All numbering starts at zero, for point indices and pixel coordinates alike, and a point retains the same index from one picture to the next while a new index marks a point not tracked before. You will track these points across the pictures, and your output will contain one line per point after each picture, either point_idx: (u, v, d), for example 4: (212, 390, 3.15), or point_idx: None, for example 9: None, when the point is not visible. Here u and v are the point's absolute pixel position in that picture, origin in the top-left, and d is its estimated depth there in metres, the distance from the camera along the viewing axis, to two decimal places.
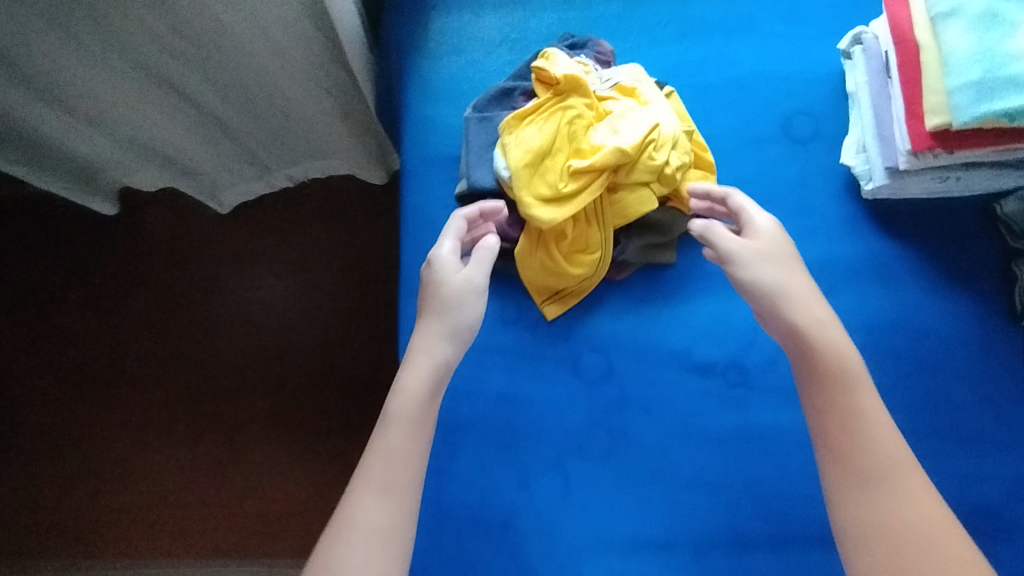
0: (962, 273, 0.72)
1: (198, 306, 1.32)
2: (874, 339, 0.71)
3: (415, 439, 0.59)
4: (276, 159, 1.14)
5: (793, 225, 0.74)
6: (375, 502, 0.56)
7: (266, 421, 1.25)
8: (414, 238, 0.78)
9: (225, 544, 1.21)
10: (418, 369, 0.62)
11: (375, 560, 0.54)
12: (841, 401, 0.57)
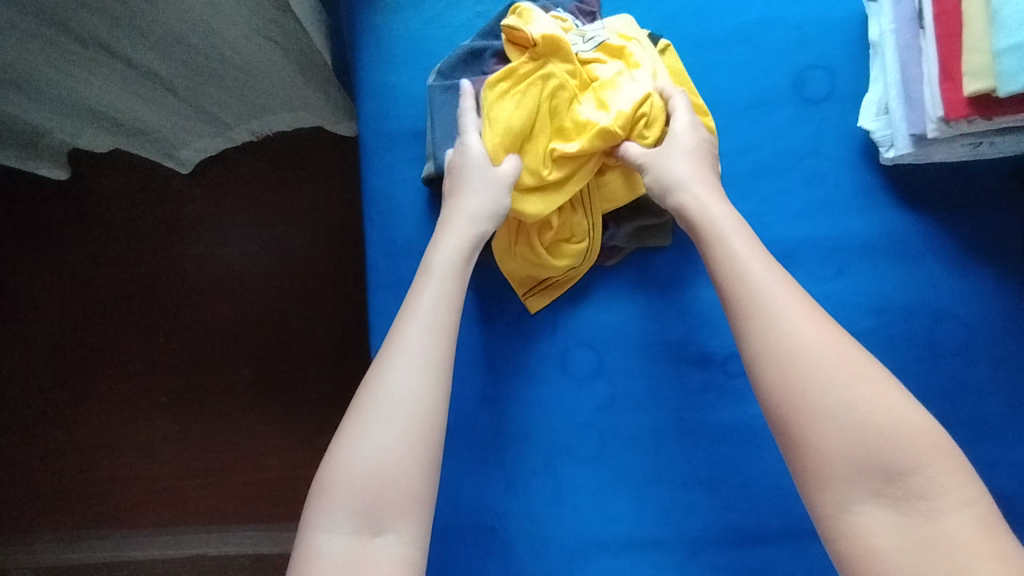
0: (986, 248, 0.65)
1: (166, 279, 1.24)
2: (888, 322, 0.65)
3: (455, 288, 0.59)
4: (234, 113, 1.03)
5: (801, 198, 0.67)
6: (423, 336, 0.55)
7: (247, 398, 1.21)
8: (382, 225, 0.70)
9: (215, 521, 1.19)
10: (454, 236, 0.61)
11: (426, 394, 0.53)
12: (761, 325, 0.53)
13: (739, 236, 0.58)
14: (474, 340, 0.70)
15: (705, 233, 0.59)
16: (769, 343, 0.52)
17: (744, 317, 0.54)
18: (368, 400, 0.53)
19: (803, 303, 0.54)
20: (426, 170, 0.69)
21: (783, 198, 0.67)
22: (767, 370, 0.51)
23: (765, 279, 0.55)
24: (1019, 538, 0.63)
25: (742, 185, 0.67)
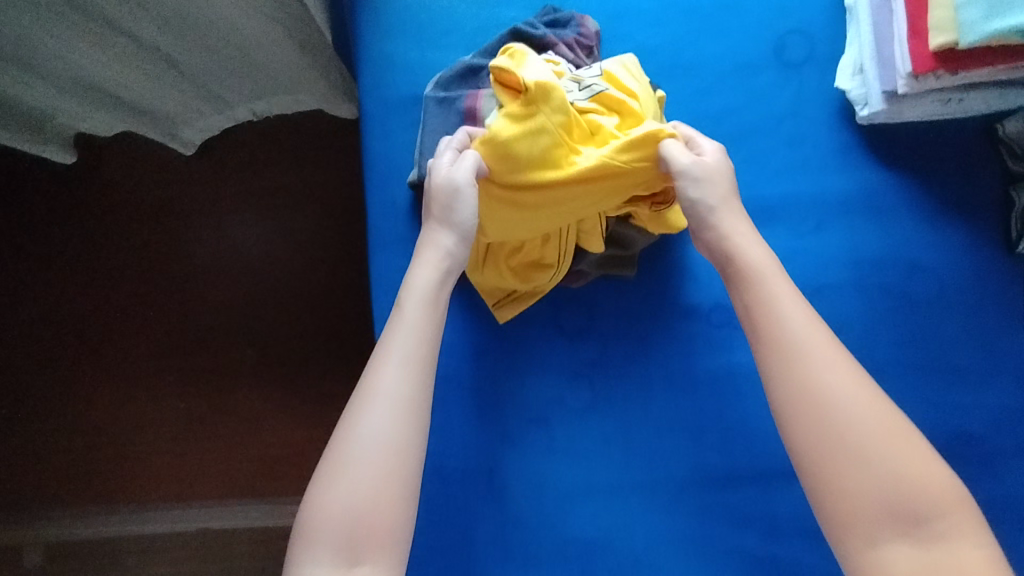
0: (958, 201, 0.68)
1: (173, 258, 1.27)
2: (864, 274, 0.68)
3: (429, 318, 0.60)
4: (235, 91, 1.05)
5: (782, 157, 0.70)
6: (396, 373, 0.57)
7: (251, 371, 1.24)
8: (379, 186, 0.72)
9: (221, 491, 1.22)
10: (426, 267, 0.61)
11: (401, 431, 0.55)
12: (796, 369, 0.54)
13: (774, 276, 0.58)
14: (472, 299, 0.73)
15: (739, 271, 0.59)
16: (799, 390, 0.53)
17: (776, 361, 0.55)
18: (344, 439, 0.55)
19: (836, 351, 0.54)
20: (411, 175, 0.70)
21: (765, 158, 0.70)
22: (797, 416, 0.53)
23: (796, 324, 0.55)
24: (986, 474, 0.67)
25: (726, 146, 0.70)
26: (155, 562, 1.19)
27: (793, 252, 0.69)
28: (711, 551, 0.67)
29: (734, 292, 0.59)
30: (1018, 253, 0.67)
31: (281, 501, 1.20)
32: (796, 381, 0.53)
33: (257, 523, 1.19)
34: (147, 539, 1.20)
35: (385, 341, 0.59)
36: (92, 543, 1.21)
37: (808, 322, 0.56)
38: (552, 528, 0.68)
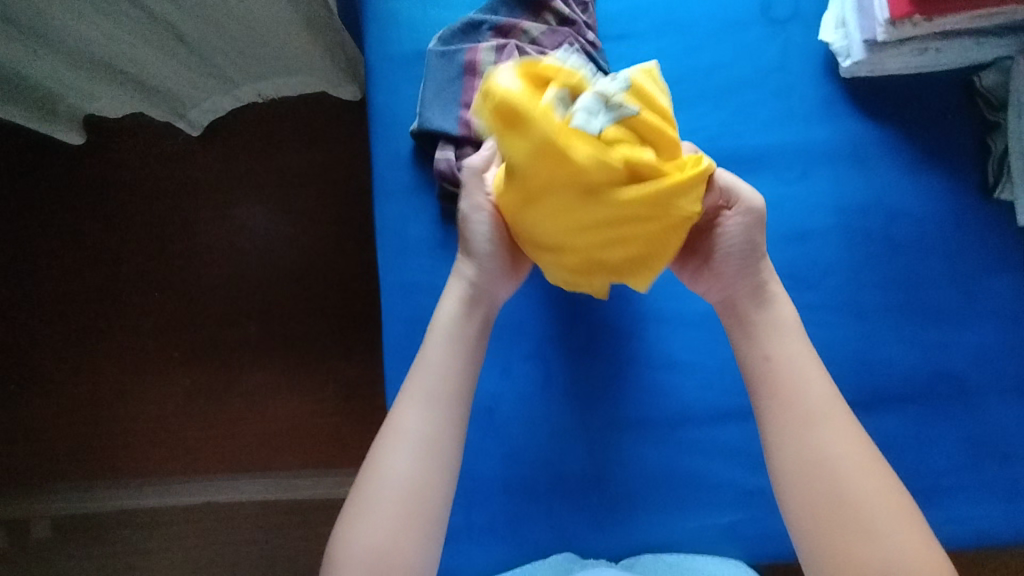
0: (939, 149, 0.71)
1: (181, 238, 1.30)
2: (848, 219, 0.71)
3: (452, 355, 0.63)
4: (242, 71, 1.10)
5: (769, 109, 0.73)
6: (420, 412, 0.60)
7: (257, 342, 1.27)
8: (384, 138, 0.75)
9: (226, 461, 1.24)
10: (451, 303, 0.64)
11: (421, 469, 0.59)
12: (794, 433, 0.57)
13: (795, 340, 0.61)
14: None
15: (764, 326, 0.61)
16: (810, 458, 0.56)
17: (784, 424, 0.58)
18: (370, 474, 0.59)
19: (848, 422, 0.57)
20: (413, 125, 0.73)
21: (753, 109, 0.73)
22: (799, 478, 0.56)
23: (817, 396, 0.58)
24: (965, 409, 0.70)
25: (715, 99, 0.73)
26: (166, 535, 1.24)
27: (780, 200, 0.72)
28: (696, 485, 0.72)
29: (752, 347, 0.61)
30: (995, 198, 0.70)
31: (286, 467, 1.23)
32: (796, 445, 0.57)
33: (263, 497, 1.23)
34: (158, 512, 1.24)
35: (408, 381, 0.62)
36: (104, 517, 1.24)
37: (827, 392, 0.59)
38: (548, 460, 0.72)
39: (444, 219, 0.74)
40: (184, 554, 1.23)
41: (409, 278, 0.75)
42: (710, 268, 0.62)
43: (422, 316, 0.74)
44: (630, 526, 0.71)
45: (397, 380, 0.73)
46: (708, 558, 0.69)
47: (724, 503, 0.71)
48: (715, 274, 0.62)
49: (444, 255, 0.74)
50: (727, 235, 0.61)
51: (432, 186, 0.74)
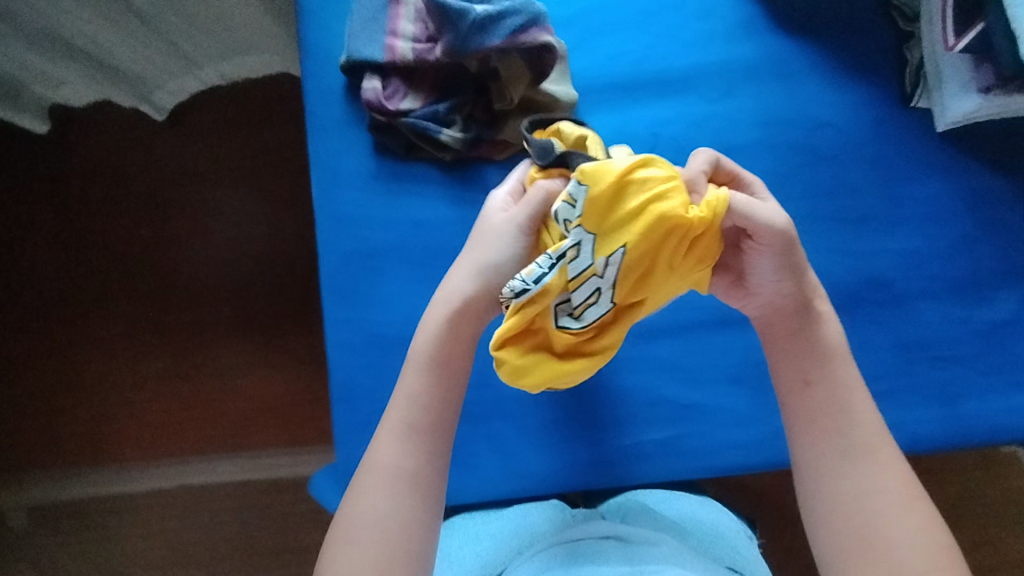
0: (860, 61, 0.73)
1: (138, 210, 1.21)
2: (772, 132, 0.72)
3: (434, 380, 0.58)
4: (201, 48, 1.01)
5: (692, 29, 0.74)
6: (402, 446, 0.56)
7: (201, 318, 1.18)
8: (315, 75, 0.76)
9: (173, 445, 1.16)
10: (437, 310, 0.59)
11: (405, 507, 0.55)
12: (831, 464, 0.54)
13: (844, 361, 0.57)
14: (403, 175, 0.75)
15: (811, 346, 0.57)
16: (848, 490, 0.53)
17: (822, 453, 0.55)
18: (349, 511, 0.55)
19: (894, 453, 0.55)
20: (342, 60, 0.74)
21: (675, 30, 0.75)
22: (834, 506, 0.54)
23: (865, 425, 0.55)
24: (898, 313, 0.70)
25: (639, 23, 0.75)
26: (136, 523, 1.15)
27: (704, 117, 0.73)
28: (635, 401, 0.73)
29: (789, 365, 0.58)
30: (913, 106, 0.71)
31: (237, 449, 1.16)
32: (830, 475, 0.54)
33: (238, 478, 1.15)
34: (128, 500, 1.15)
35: (388, 414, 0.58)
36: (43, 513, 1.15)
37: (876, 422, 0.56)
38: (487, 385, 0.73)
39: (377, 151, 0.75)
40: (157, 544, 1.14)
41: (343, 211, 0.75)
42: (745, 286, 0.57)
43: (358, 248, 0.75)
44: (572, 444, 0.72)
45: (337, 310, 0.75)
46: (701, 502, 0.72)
47: (662, 419, 0.72)
48: (750, 291, 0.57)
49: (378, 187, 0.75)
50: (753, 259, 0.55)
51: (363, 118, 0.76)
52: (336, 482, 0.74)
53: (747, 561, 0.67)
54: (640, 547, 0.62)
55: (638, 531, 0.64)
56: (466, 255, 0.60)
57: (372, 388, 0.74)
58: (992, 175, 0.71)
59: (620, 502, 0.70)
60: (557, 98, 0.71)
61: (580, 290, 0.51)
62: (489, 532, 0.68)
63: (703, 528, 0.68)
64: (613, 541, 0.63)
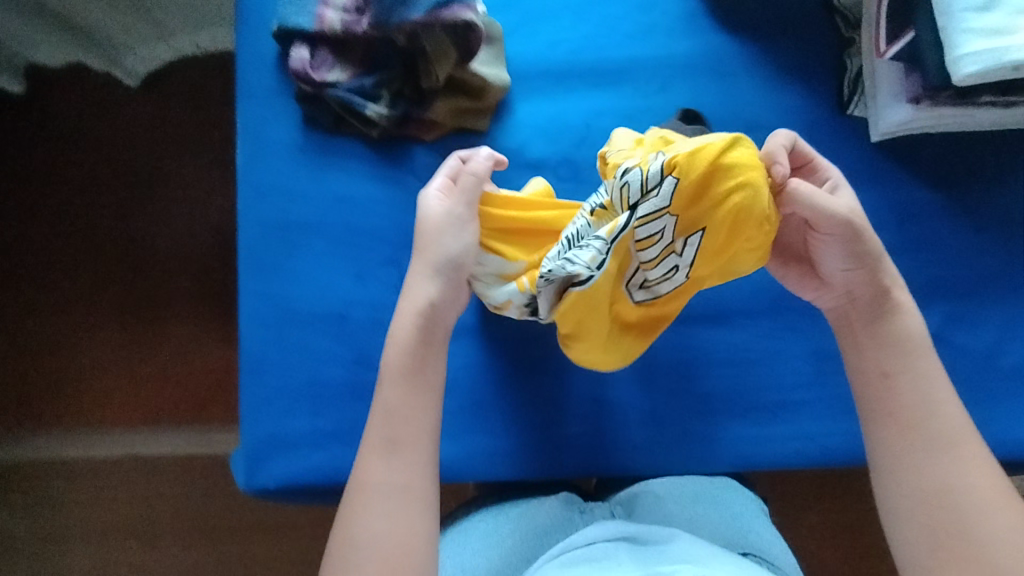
0: (799, 65, 0.72)
1: (98, 160, 1.12)
2: (704, 131, 0.71)
3: (411, 392, 0.56)
4: (170, 13, 0.95)
5: (632, 21, 0.73)
6: (390, 462, 0.53)
7: (127, 282, 1.09)
8: (247, 41, 0.75)
9: (88, 414, 1.07)
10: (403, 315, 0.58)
11: (401, 523, 0.52)
12: (918, 456, 0.52)
13: (926, 356, 0.55)
14: (329, 150, 0.74)
15: (888, 337, 0.56)
16: (936, 486, 0.51)
17: (901, 450, 0.53)
18: (344, 534, 0.52)
19: (981, 451, 0.52)
20: (273, 27, 0.72)
21: (615, 21, 0.73)
22: (920, 505, 0.51)
23: (952, 425, 0.53)
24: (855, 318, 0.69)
25: (579, 11, 0.74)
26: (78, 490, 1.06)
27: (638, 112, 0.72)
28: (547, 397, 0.70)
29: (865, 358, 0.57)
30: (848, 114, 0.70)
31: (156, 425, 1.07)
32: (914, 467, 0.52)
33: (162, 455, 1.06)
34: (74, 466, 1.07)
35: (369, 428, 0.56)
36: None
37: (962, 421, 0.53)
38: None
39: (305, 123, 0.74)
40: (93, 515, 1.06)
41: (267, 182, 0.74)
42: (817, 275, 0.59)
43: (279, 219, 0.73)
44: (478, 435, 0.69)
45: (252, 281, 0.73)
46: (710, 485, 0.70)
47: (574, 416, 0.70)
48: (822, 281, 0.58)
49: (304, 159, 0.74)
50: (820, 249, 0.56)
51: (292, 89, 0.74)
52: (240, 455, 0.72)
53: (762, 544, 0.64)
54: (654, 548, 0.57)
55: (651, 529, 0.60)
56: (420, 257, 0.59)
57: (282, 363, 0.72)
58: (921, 189, 0.70)
59: (630, 494, 0.66)
60: (488, 81, 0.70)
61: (659, 268, 0.57)
62: (496, 536, 0.64)
63: (720, 516, 0.65)
64: (624, 543, 0.58)
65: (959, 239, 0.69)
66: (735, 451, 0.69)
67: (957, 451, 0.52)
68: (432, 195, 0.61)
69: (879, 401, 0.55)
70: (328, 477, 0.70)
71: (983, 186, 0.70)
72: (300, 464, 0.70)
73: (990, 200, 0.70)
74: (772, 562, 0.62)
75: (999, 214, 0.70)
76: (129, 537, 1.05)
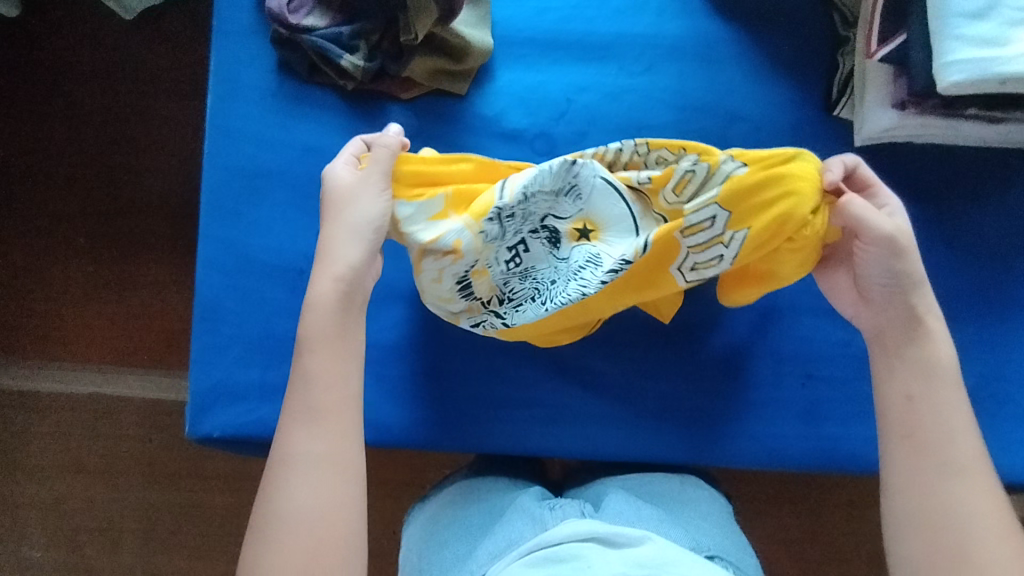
0: (788, 61, 0.70)
1: (83, 81, 1.05)
2: (685, 118, 0.69)
3: (336, 358, 0.54)
4: None
5: None
6: (311, 432, 0.52)
7: (89, 216, 1.03)
8: None
9: (41, 349, 1.02)
10: (323, 279, 0.55)
11: (327, 491, 0.51)
12: (925, 479, 0.52)
13: (949, 385, 0.54)
14: (303, 98, 0.72)
15: (914, 360, 0.55)
16: (937, 504, 0.51)
17: (914, 470, 0.52)
18: (269, 506, 0.51)
19: (986, 479, 0.52)
20: None
21: None
22: (920, 524, 0.51)
23: (963, 454, 0.52)
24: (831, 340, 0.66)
25: None
26: (42, 424, 1.02)
27: (620, 91, 0.70)
28: (499, 373, 0.69)
29: (893, 378, 0.55)
30: (835, 115, 0.69)
31: (108, 368, 1.02)
32: (918, 486, 0.52)
33: (113, 400, 1.01)
34: (40, 400, 1.02)
35: (291, 398, 0.53)
36: None
37: (972, 448, 0.53)
38: None
39: (279, 68, 0.72)
40: (53, 452, 1.02)
41: (235, 125, 0.71)
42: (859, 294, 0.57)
43: (244, 166, 0.71)
44: (427, 403, 0.68)
45: (212, 226, 0.71)
46: (674, 479, 0.70)
47: (527, 394, 0.69)
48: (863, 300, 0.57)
49: (276, 106, 0.72)
50: (862, 259, 0.54)
51: (270, 31, 0.72)
52: (186, 403, 0.71)
53: (726, 546, 0.64)
54: (624, 553, 0.55)
55: (621, 529, 0.58)
56: (333, 225, 0.57)
57: (236, 313, 0.71)
58: (900, 199, 0.68)
59: (603, 492, 0.67)
60: (470, 43, 0.68)
61: (704, 254, 0.57)
62: (464, 525, 0.65)
63: (687, 517, 0.65)
64: (593, 544, 0.56)
65: (931, 254, 0.68)
66: (683, 445, 0.69)
67: (958, 481, 0.51)
68: (340, 172, 0.58)
69: (896, 422, 0.54)
70: (273, 432, 0.70)
71: (962, 203, 0.69)
72: (245, 418, 0.69)
73: (967, 218, 0.69)
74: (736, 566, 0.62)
75: (973, 232, 0.69)
76: (90, 477, 1.01)
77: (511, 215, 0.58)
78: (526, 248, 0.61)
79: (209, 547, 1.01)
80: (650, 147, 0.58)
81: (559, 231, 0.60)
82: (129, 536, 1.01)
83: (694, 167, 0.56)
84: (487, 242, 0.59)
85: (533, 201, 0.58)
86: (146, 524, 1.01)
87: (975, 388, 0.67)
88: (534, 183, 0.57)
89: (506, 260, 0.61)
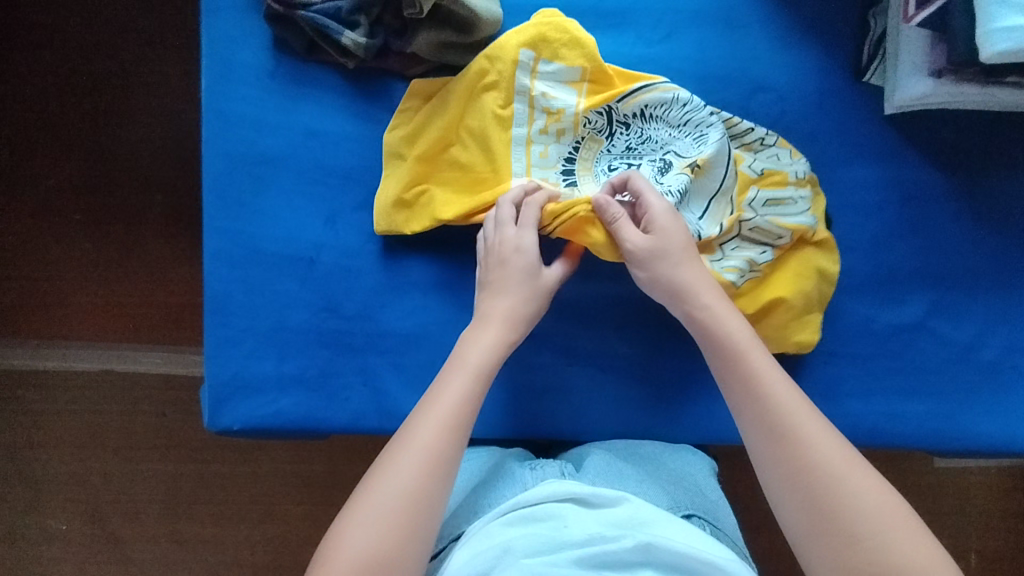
0: (815, 21, 0.67)
1: (59, 48, 0.98)
2: (706, 89, 0.66)
3: (478, 386, 0.54)
4: None
5: None
6: (437, 430, 0.51)
7: (80, 196, 0.98)
8: None
9: (45, 328, 1.00)
10: (483, 339, 0.57)
11: (429, 487, 0.49)
12: (813, 485, 0.48)
13: (796, 400, 0.52)
14: (303, 79, 0.68)
15: (747, 378, 0.53)
16: (806, 487, 0.48)
17: (784, 480, 0.49)
18: (377, 480, 0.50)
19: (820, 424, 0.51)
20: None
21: None
22: (821, 544, 0.47)
23: (818, 433, 0.50)
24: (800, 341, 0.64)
25: None
26: (55, 399, 1.00)
27: (638, 61, 0.67)
28: (517, 358, 0.68)
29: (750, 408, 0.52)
30: (864, 81, 0.66)
31: (114, 346, 0.99)
32: (806, 489, 0.48)
33: (121, 380, 0.99)
34: (54, 377, 1.00)
35: (430, 396, 0.54)
36: None
37: (795, 402, 0.52)
38: (368, 320, 0.69)
39: (275, 45, 0.68)
40: (62, 436, 1.00)
41: (232, 109, 0.68)
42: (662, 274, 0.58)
43: (245, 151, 0.68)
44: None
45: (214, 216, 0.68)
46: (656, 442, 0.67)
47: (547, 378, 0.68)
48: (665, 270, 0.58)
49: (275, 87, 0.68)
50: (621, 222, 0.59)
51: (262, 4, 0.68)
52: (203, 395, 0.69)
53: (704, 505, 0.62)
54: (602, 514, 0.51)
55: (600, 490, 0.53)
56: (494, 297, 0.59)
57: (247, 305, 0.68)
58: (928, 171, 0.66)
59: (583, 453, 0.65)
60: (477, 14, 0.63)
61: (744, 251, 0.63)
62: None
63: (665, 476, 0.63)
64: (571, 505, 0.52)
65: (960, 227, 0.66)
66: (704, 423, 0.69)
67: (856, 481, 0.47)
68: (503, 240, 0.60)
69: (766, 428, 0.51)
70: (292, 424, 0.68)
71: (994, 173, 0.67)
72: (262, 411, 0.68)
73: (998, 187, 0.67)
74: (714, 525, 0.60)
75: (1004, 203, 0.67)
76: (105, 450, 1.00)
77: (627, 125, 0.65)
78: (638, 167, 0.64)
79: (227, 518, 1.00)
80: (775, 144, 0.65)
81: (674, 164, 0.63)
82: (142, 518, 1.00)
83: (796, 198, 0.64)
84: (591, 135, 0.66)
85: (654, 126, 0.65)
86: (165, 494, 1.00)
87: (998, 361, 0.66)
88: (663, 108, 0.64)
89: (611, 171, 0.65)
